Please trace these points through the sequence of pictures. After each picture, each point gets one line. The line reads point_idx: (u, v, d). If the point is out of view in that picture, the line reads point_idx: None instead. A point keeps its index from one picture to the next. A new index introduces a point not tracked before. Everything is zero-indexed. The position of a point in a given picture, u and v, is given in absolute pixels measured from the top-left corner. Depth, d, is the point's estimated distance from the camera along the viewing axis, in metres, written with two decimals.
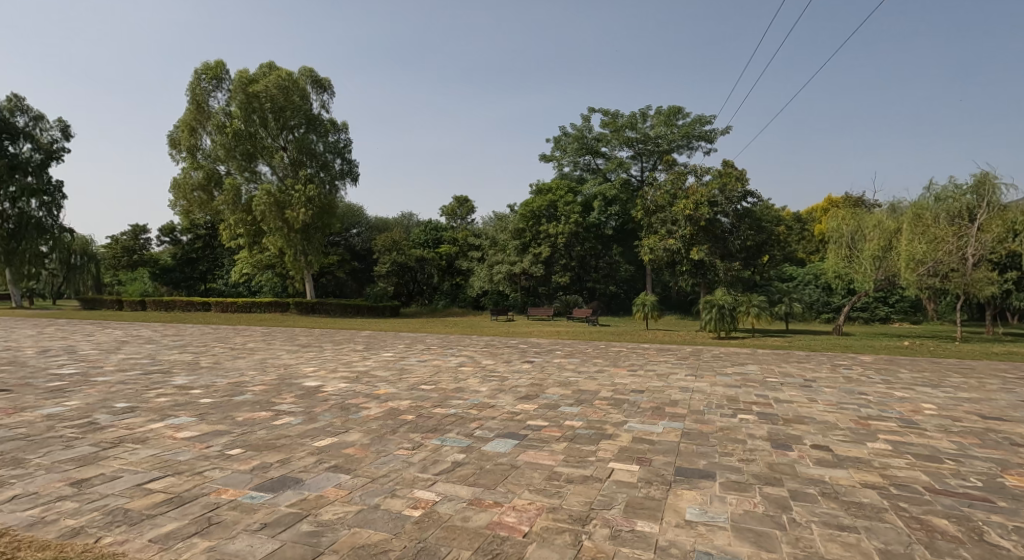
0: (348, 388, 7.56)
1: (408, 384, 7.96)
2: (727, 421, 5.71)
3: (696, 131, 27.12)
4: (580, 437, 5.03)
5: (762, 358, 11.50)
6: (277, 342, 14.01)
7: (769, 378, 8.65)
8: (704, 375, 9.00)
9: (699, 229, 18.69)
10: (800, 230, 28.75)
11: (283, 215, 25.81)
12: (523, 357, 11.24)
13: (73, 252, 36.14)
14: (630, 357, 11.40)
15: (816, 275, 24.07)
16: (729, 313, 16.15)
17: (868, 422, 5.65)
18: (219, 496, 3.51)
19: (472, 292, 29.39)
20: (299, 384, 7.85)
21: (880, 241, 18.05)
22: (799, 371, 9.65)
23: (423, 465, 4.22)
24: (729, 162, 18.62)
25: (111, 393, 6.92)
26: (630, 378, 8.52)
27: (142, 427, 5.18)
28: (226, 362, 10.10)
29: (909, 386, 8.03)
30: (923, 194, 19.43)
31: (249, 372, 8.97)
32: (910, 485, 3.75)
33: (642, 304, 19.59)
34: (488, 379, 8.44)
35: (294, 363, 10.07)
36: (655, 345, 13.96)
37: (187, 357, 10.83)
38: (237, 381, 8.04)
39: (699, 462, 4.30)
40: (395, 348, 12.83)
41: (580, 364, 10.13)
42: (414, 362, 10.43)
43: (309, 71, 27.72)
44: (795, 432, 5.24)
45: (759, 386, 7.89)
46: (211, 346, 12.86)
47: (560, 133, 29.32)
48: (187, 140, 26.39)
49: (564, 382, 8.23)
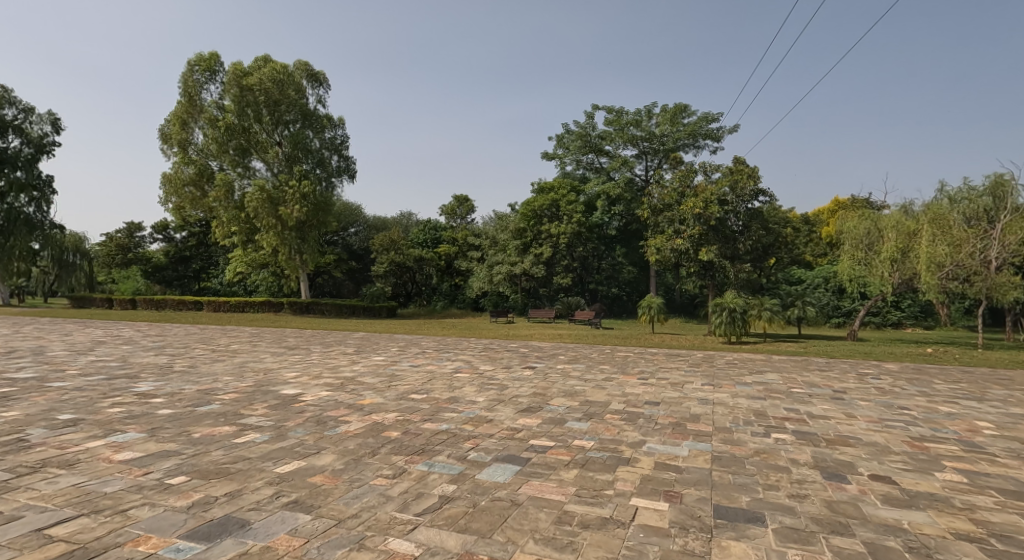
0: (329, 397, 6.77)
1: (398, 393, 7.18)
2: (761, 442, 4.93)
3: (702, 129, 26.38)
4: (593, 463, 4.26)
5: (780, 366, 10.73)
6: (263, 344, 13.20)
7: (795, 389, 7.86)
8: (722, 384, 8.23)
9: (709, 229, 17.82)
10: (808, 232, 27.97)
11: (276, 211, 25.00)
12: (523, 362, 10.45)
13: (64, 249, 35.29)
14: (639, 364, 10.58)
15: (827, 279, 23.32)
16: (741, 316, 15.32)
17: (925, 445, 4.88)
18: (136, 548, 2.74)
19: (471, 293, 28.59)
20: (277, 392, 7.06)
21: (897, 243, 17.13)
22: (824, 380, 8.85)
23: (404, 501, 3.43)
24: (741, 159, 17.71)
25: (61, 402, 6.11)
26: (643, 388, 7.74)
27: (76, 447, 4.38)
28: (202, 366, 9.30)
29: (951, 400, 7.25)
30: (940, 195, 18.67)
31: (224, 378, 8.18)
32: (1015, 537, 2.99)
33: (648, 306, 18.84)
34: (486, 388, 7.66)
35: (276, 368, 9.28)
36: (665, 350, 13.19)
37: (163, 360, 10.03)
38: (209, 388, 7.24)
39: (741, 499, 3.53)
40: (388, 351, 12.08)
41: (585, 371, 9.35)
42: (407, 367, 9.62)
43: (305, 64, 27.00)
44: (846, 458, 4.46)
45: (785, 398, 7.11)
46: (192, 347, 12.06)
47: (563, 131, 28.59)
48: (178, 133, 25.53)
49: (570, 392, 7.43)
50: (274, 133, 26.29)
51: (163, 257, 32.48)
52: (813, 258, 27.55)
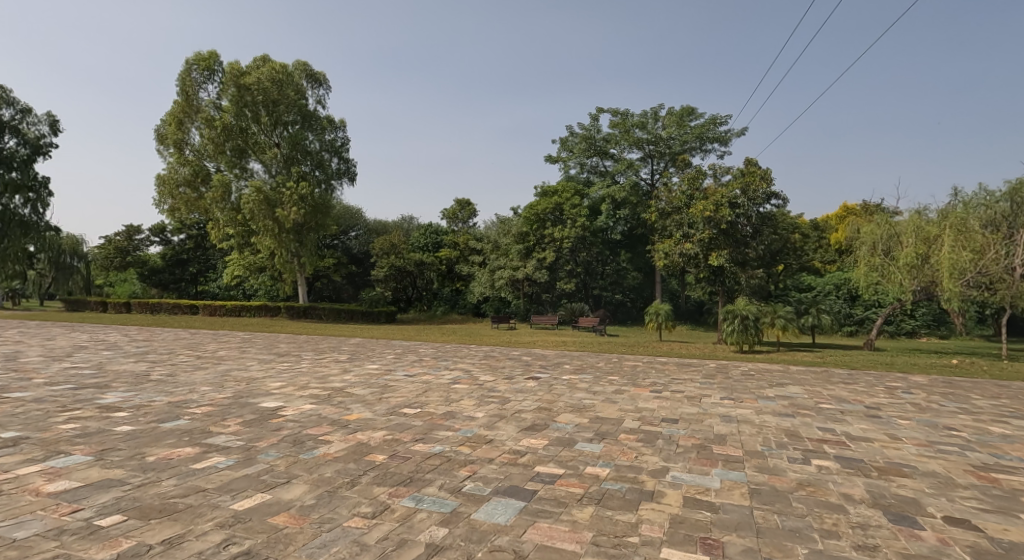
0: (312, 412, 6.11)
1: (390, 407, 6.54)
2: (802, 472, 4.27)
3: (710, 132, 25.79)
4: (612, 498, 3.62)
5: (800, 377, 10.05)
6: (252, 350, 12.57)
7: (823, 405, 7.18)
8: (743, 399, 7.57)
9: (720, 233, 16.99)
10: (818, 238, 27.28)
11: (273, 213, 24.37)
12: (526, 371, 9.80)
13: (62, 251, 34.79)
14: (650, 374, 9.91)
15: (838, 285, 22.67)
16: (754, 324, 14.63)
17: (994, 476, 4.21)
18: None
19: (473, 298, 27.92)
20: (256, 404, 6.41)
21: (916, 249, 16.38)
22: (852, 395, 8.17)
23: (382, 553, 2.78)
24: (752, 161, 17.05)
25: (11, 416, 5.47)
26: (658, 402, 7.07)
27: (4, 474, 3.73)
28: (181, 374, 8.64)
29: (999, 418, 6.57)
30: (957, 200, 18.04)
31: (201, 388, 7.53)
32: None
33: (655, 313, 18.20)
34: (486, 401, 7.00)
35: (260, 377, 8.63)
36: (675, 359, 12.55)
37: (142, 367, 9.39)
38: (182, 400, 6.59)
39: (798, 551, 2.87)
40: (383, 359, 11.42)
41: (593, 383, 8.68)
42: (401, 377, 8.97)
43: (305, 65, 26.50)
44: (906, 493, 3.79)
45: (816, 416, 6.44)
46: (177, 354, 11.43)
47: (568, 134, 28.06)
48: (174, 134, 24.99)
49: (578, 406, 6.77)
50: (273, 134, 25.79)
51: (159, 259, 31.96)
52: (823, 265, 26.87)
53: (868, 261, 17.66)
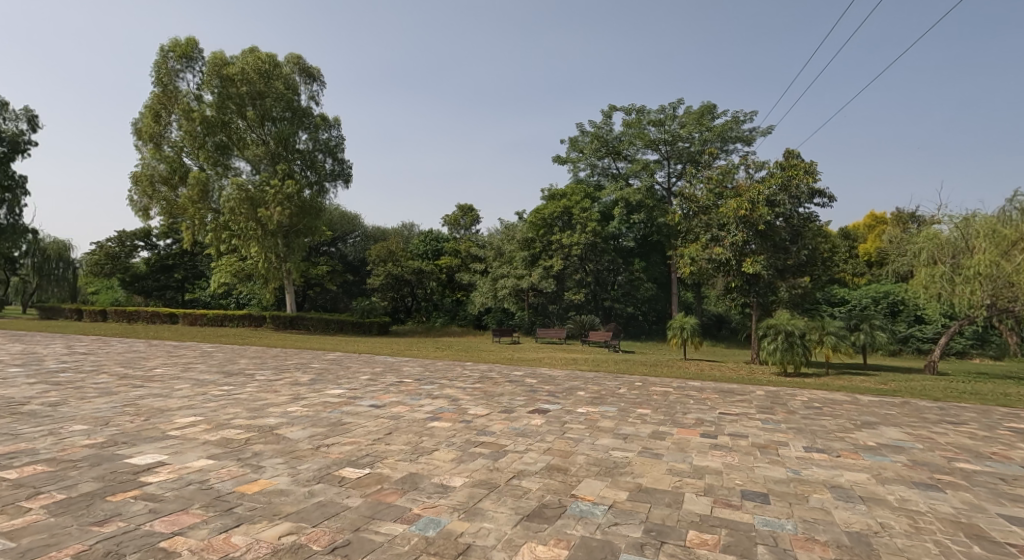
0: (194, 478, 3.88)
1: (323, 467, 4.29)
2: None
3: (733, 131, 23.62)
4: None
5: (883, 413, 7.78)
6: (199, 368, 10.31)
7: (963, 465, 4.93)
8: (839, 451, 5.30)
9: (756, 235, 14.72)
10: (849, 248, 24.84)
11: (256, 213, 22.32)
12: (529, 402, 7.53)
13: (46, 257, 32.74)
14: (689, 407, 7.61)
15: (875, 300, 20.48)
16: (801, 342, 12.37)
17: None
18: None
19: (473, 309, 25.75)
20: (115, 463, 4.17)
21: (989, 256, 13.93)
22: (982, 445, 5.86)
23: None
24: (794, 152, 14.75)
25: None
26: (722, 459, 4.82)
27: None
28: (66, 405, 6.38)
29: None
30: (1018, 203, 15.91)
31: (69, 427, 5.29)
32: None
33: (680, 327, 15.88)
34: (470, 455, 4.75)
35: (173, 408, 6.40)
36: (712, 385, 10.30)
37: (29, 392, 7.20)
38: (13, 452, 4.36)
39: None
40: (354, 381, 9.19)
41: (620, 421, 6.41)
42: (366, 410, 6.70)
43: (296, 58, 24.56)
44: None
45: (982, 491, 4.16)
46: (100, 373, 9.19)
47: (578, 133, 26.00)
48: (151, 127, 23.07)
49: (607, 466, 4.53)
50: (260, 131, 23.98)
51: (142, 265, 30.02)
52: (853, 277, 24.42)
53: (926, 271, 15.16)
